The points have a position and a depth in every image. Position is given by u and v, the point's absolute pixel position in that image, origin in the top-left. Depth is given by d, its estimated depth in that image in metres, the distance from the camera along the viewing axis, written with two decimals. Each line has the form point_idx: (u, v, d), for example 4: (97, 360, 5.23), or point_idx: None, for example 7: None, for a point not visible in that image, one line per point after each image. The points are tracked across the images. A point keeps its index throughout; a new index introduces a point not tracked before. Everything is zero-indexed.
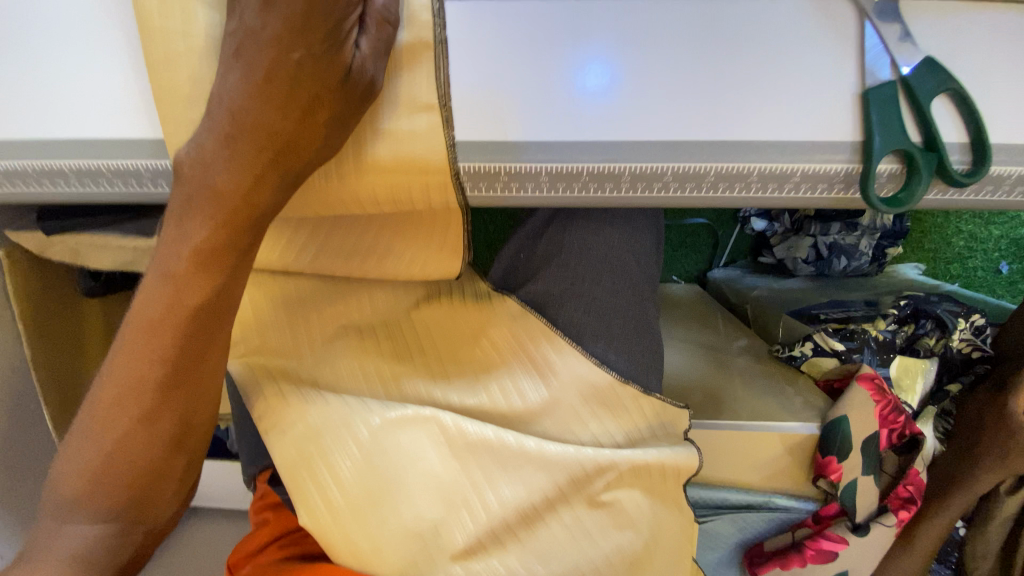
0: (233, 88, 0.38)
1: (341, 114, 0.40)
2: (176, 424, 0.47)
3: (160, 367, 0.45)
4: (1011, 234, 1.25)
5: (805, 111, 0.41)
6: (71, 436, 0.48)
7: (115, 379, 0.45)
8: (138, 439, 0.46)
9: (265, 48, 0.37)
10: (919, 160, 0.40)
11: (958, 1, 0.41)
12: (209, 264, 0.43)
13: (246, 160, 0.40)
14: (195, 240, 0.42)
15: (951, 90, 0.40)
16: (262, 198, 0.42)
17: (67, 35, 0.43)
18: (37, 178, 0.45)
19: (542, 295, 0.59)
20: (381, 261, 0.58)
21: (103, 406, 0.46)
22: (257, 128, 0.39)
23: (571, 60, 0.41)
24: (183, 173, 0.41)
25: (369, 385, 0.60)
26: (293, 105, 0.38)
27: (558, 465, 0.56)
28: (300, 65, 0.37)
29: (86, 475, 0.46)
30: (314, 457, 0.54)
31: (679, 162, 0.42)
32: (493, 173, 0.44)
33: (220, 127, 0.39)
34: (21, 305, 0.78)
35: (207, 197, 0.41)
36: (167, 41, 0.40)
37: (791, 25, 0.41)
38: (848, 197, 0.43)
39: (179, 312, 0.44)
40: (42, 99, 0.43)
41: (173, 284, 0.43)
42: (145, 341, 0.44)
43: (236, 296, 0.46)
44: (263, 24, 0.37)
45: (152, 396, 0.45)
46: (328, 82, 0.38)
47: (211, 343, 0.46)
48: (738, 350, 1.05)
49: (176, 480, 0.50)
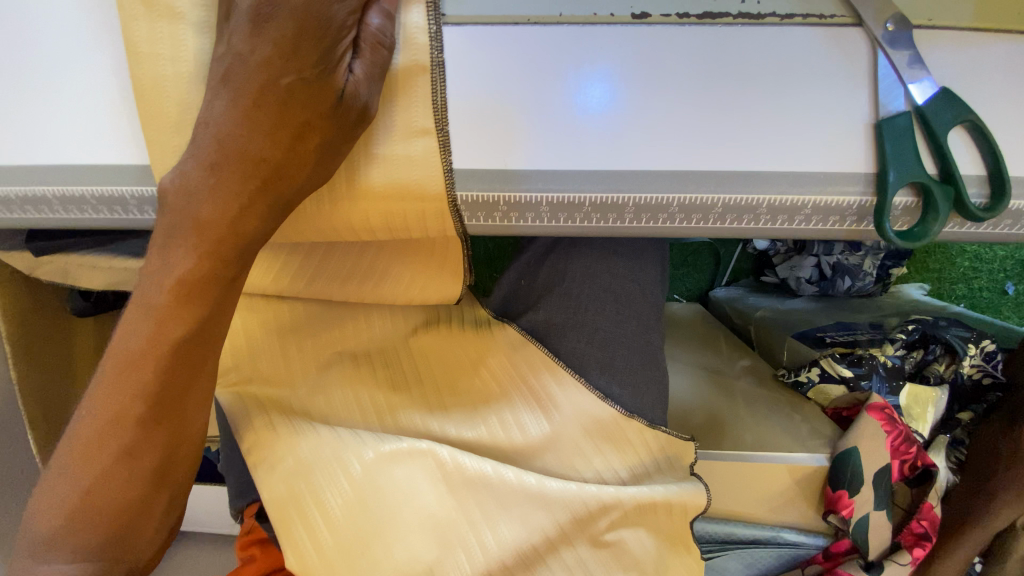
0: (221, 112, 0.37)
1: (333, 139, 0.38)
2: (157, 461, 0.45)
3: (139, 402, 0.43)
4: (1016, 254, 1.23)
5: (816, 140, 0.39)
6: (48, 473, 0.45)
7: (95, 413, 0.43)
8: (116, 477, 0.44)
9: (253, 73, 0.36)
10: (936, 195, 0.38)
11: (976, 25, 0.39)
12: (194, 295, 0.41)
13: (232, 188, 0.38)
14: (179, 271, 0.40)
15: (968, 121, 0.38)
16: (249, 226, 0.40)
17: (49, 57, 0.42)
18: (21, 205, 0.44)
19: (543, 324, 0.57)
20: (378, 285, 0.56)
21: (81, 443, 0.44)
22: (244, 154, 0.37)
23: (569, 86, 0.40)
24: (167, 201, 0.39)
25: (364, 416, 0.58)
26: (282, 130, 0.37)
27: (559, 504, 0.54)
28: (290, 89, 0.36)
29: (61, 515, 0.44)
30: (304, 494, 0.52)
31: (686, 193, 0.40)
32: (492, 203, 0.42)
33: (205, 154, 0.37)
34: (8, 322, 0.77)
35: (191, 226, 0.39)
36: (155, 65, 0.39)
37: (798, 51, 0.39)
38: (862, 230, 0.42)
39: (161, 344, 0.42)
40: (25, 124, 0.42)
41: (155, 315, 0.41)
42: (124, 375, 0.42)
43: (223, 326, 0.44)
44: (252, 49, 0.36)
45: (132, 432, 0.43)
46: (319, 107, 0.37)
47: (194, 376, 0.44)
48: (740, 370, 1.03)
49: (157, 519, 0.47)
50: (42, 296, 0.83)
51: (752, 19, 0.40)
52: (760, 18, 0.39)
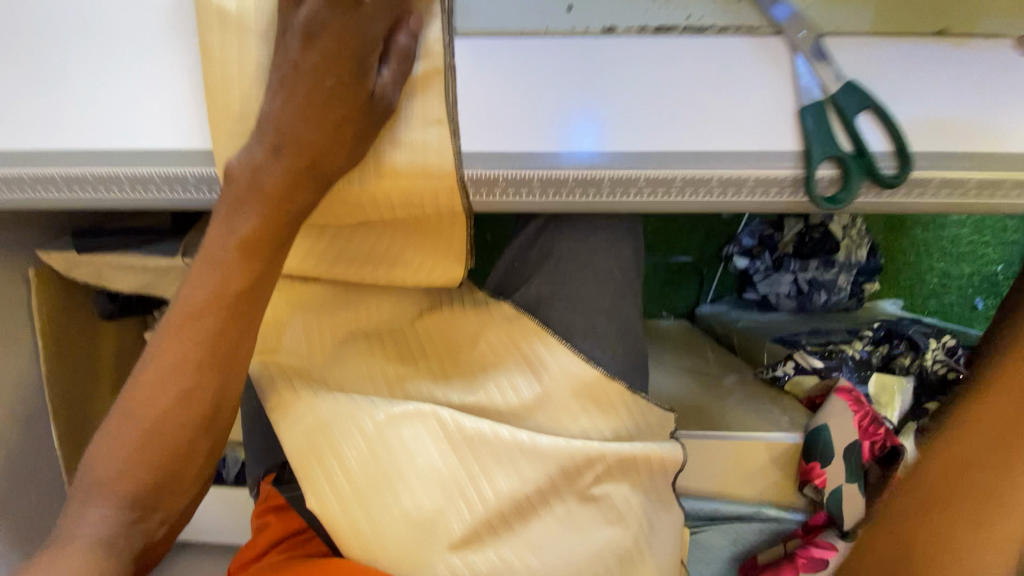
0: (279, 107, 0.47)
1: (366, 129, 0.48)
2: (208, 406, 0.51)
3: (199, 348, 0.50)
4: (983, 271, 1.32)
5: (756, 126, 0.49)
6: (108, 420, 0.51)
7: (160, 360, 0.50)
8: (173, 419, 0.50)
9: (305, 77, 0.46)
10: (851, 166, 0.48)
11: (876, 36, 0.50)
12: (251, 254, 0.50)
13: (289, 166, 0.47)
14: (241, 232, 0.49)
15: (872, 106, 0.48)
16: (300, 197, 0.49)
17: (132, 65, 0.51)
18: (94, 184, 0.52)
19: (535, 298, 0.65)
20: (392, 267, 0.64)
21: (145, 387, 0.50)
22: (298, 139, 0.47)
23: (559, 86, 0.49)
24: (233, 176, 0.48)
25: (374, 384, 0.66)
26: (326, 121, 0.46)
27: (549, 456, 0.59)
28: (333, 90, 0.46)
29: (122, 455, 0.50)
30: (323, 446, 0.59)
31: (650, 169, 0.49)
32: (493, 180, 0.51)
33: (268, 139, 0.47)
34: (43, 318, 0.84)
35: (255, 195, 0.48)
36: (224, 66, 0.49)
37: (736, 58, 0.49)
38: (798, 200, 0.50)
39: (224, 296, 0.50)
40: (107, 116, 0.51)
41: (221, 271, 0.49)
42: (187, 323, 0.50)
43: (269, 289, 0.52)
44: (306, 58, 0.45)
45: (191, 377, 0.50)
46: (356, 105, 0.47)
47: (246, 331, 0.52)
48: (732, 383, 1.04)
49: (199, 465, 0.53)
50: (75, 296, 0.90)
51: (697, 31, 0.49)
52: (703, 29, 0.49)
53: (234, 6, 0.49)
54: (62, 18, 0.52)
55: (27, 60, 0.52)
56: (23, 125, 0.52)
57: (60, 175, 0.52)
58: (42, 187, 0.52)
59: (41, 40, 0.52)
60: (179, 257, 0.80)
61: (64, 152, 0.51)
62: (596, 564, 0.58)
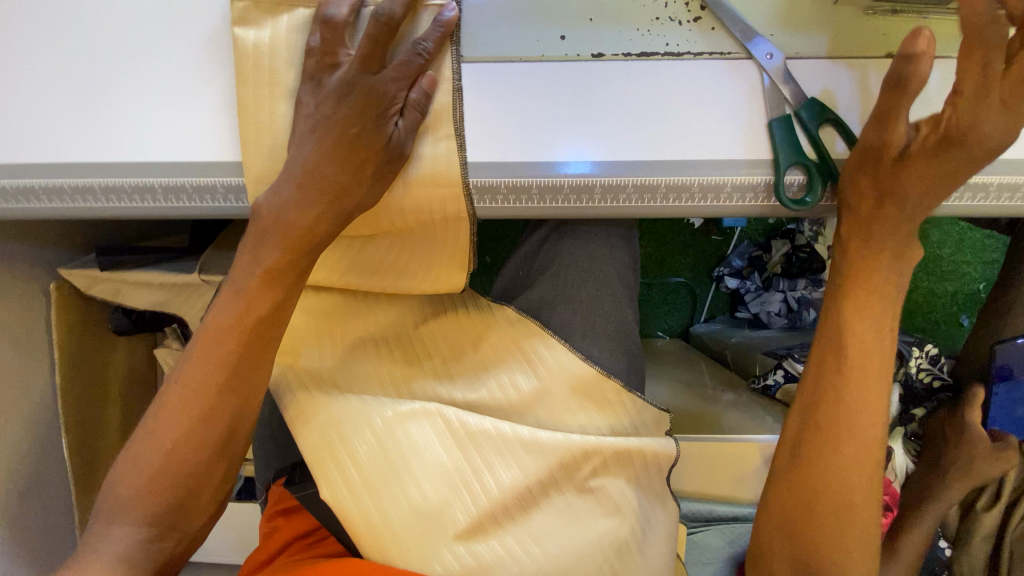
0: (308, 151, 0.53)
1: (382, 167, 0.54)
2: (225, 426, 0.57)
3: (220, 371, 0.56)
4: (965, 289, 1.33)
5: (730, 140, 0.54)
6: (131, 443, 0.56)
7: (183, 383, 0.56)
8: (194, 437, 0.55)
9: (332, 126, 0.53)
10: (816, 172, 0.53)
11: (835, 59, 0.55)
12: (273, 282, 0.56)
13: (312, 202, 0.54)
14: (266, 262, 0.55)
15: (831, 120, 0.54)
16: (320, 229, 0.55)
17: (165, 85, 0.56)
18: (129, 194, 0.57)
19: (537, 301, 0.70)
20: (400, 275, 0.68)
21: (169, 408, 0.56)
22: (322, 178, 0.54)
23: (555, 105, 0.55)
24: (260, 213, 0.55)
25: (382, 384, 0.69)
26: (349, 162, 0.53)
27: (549, 450, 0.63)
28: (357, 136, 0.53)
29: (147, 472, 0.54)
30: (335, 441, 0.62)
31: (637, 177, 0.55)
32: (495, 188, 0.56)
33: (296, 177, 0.54)
34: (60, 332, 0.88)
35: (280, 230, 0.55)
36: (256, 88, 0.55)
37: (711, 80, 0.55)
38: (771, 204, 0.56)
39: (244, 322, 0.56)
40: (143, 131, 0.56)
41: (243, 299, 0.56)
42: (211, 348, 0.56)
43: (288, 314, 0.59)
44: (334, 111, 0.53)
45: (211, 399, 0.56)
46: (375, 148, 0.53)
47: (262, 354, 0.58)
48: (725, 405, 1.02)
49: (216, 482, 0.58)
50: (91, 312, 0.93)
51: (675, 57, 0.55)
52: (679, 56, 0.55)
53: (269, 40, 0.55)
54: (99, 43, 0.57)
55: (65, 82, 0.57)
56: (64, 140, 0.56)
57: (99, 184, 0.56)
58: (81, 197, 0.57)
59: (80, 63, 0.57)
60: (195, 274, 0.84)
61: (104, 164, 0.56)
62: (595, 552, 0.61)
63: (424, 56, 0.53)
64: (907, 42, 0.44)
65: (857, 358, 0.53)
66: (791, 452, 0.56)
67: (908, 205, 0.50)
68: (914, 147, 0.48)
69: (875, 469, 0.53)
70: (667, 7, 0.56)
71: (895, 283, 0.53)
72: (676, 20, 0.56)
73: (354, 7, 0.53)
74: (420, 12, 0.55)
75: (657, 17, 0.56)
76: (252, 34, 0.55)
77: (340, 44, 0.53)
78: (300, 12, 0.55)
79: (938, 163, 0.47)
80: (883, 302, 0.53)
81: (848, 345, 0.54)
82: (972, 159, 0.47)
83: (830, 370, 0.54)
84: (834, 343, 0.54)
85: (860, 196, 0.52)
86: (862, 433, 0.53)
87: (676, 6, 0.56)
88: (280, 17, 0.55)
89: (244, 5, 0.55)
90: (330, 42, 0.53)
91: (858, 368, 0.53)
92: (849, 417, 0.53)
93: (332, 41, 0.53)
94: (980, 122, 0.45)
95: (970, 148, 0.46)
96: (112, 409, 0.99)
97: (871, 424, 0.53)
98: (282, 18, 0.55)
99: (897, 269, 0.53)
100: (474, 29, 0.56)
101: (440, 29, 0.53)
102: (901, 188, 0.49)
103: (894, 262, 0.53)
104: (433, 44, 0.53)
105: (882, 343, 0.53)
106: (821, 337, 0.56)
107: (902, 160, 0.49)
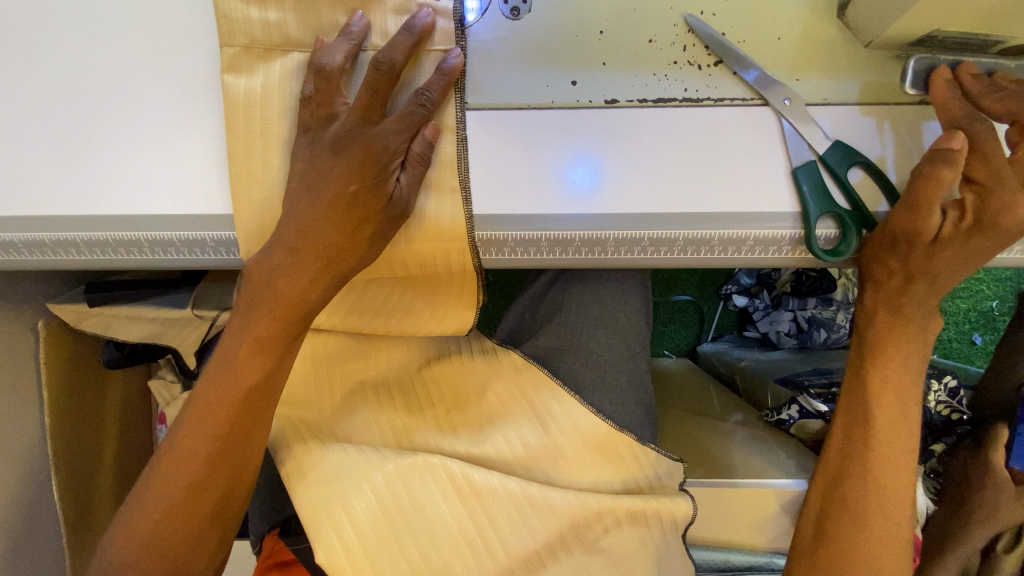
0: (301, 210, 0.50)
1: (382, 229, 0.51)
2: (218, 496, 0.54)
3: (213, 443, 0.53)
4: (979, 306, 1.26)
5: (753, 192, 0.51)
6: (123, 511, 0.54)
7: (173, 452, 0.53)
8: (183, 511, 0.52)
9: (329, 187, 0.49)
10: (849, 221, 0.50)
11: (863, 102, 0.52)
12: (264, 351, 0.53)
13: (304, 264, 0.51)
14: (256, 330, 0.53)
15: (859, 162, 0.51)
16: (314, 295, 0.53)
17: (149, 131, 0.53)
18: (114, 247, 0.54)
19: (545, 349, 0.69)
20: (403, 318, 0.65)
21: (158, 478, 0.53)
22: (317, 243, 0.50)
23: (564, 156, 0.52)
24: (251, 278, 0.52)
25: (383, 434, 0.65)
26: (346, 224, 0.50)
27: (561, 511, 0.60)
28: (354, 194, 0.49)
29: (137, 547, 0.51)
30: (331, 500, 0.58)
31: (654, 230, 0.51)
32: (501, 241, 0.53)
33: (289, 242, 0.50)
34: (51, 372, 0.84)
35: (270, 297, 0.52)
36: (247, 137, 0.52)
37: (729, 128, 0.52)
38: (800, 255, 0.53)
39: (234, 392, 0.53)
40: (127, 182, 0.53)
41: (233, 366, 0.53)
42: (202, 416, 0.53)
43: (282, 378, 0.56)
44: (329, 166, 0.49)
45: (201, 469, 0.52)
46: (374, 207, 0.50)
47: (255, 423, 0.55)
48: (734, 424, 0.96)
49: (211, 550, 0.55)
50: (83, 348, 0.90)
51: (694, 103, 0.52)
52: (699, 102, 0.52)
53: (262, 87, 0.52)
54: (85, 85, 0.53)
55: (50, 129, 0.53)
56: (48, 189, 0.53)
57: (82, 237, 0.53)
58: (64, 250, 0.54)
59: (64, 109, 0.53)
60: (189, 308, 0.80)
61: (87, 217, 0.53)
62: None
63: (427, 107, 0.49)
64: (943, 141, 0.46)
65: (874, 432, 0.57)
66: (823, 518, 0.60)
67: (931, 283, 0.50)
68: (948, 234, 0.48)
69: (895, 542, 0.57)
70: (684, 50, 0.53)
71: (912, 357, 0.56)
72: (695, 64, 0.53)
73: (349, 54, 0.50)
74: (422, 58, 0.51)
75: (675, 61, 0.53)
76: (244, 82, 0.52)
77: (334, 93, 0.50)
78: (295, 56, 0.52)
79: (969, 247, 0.48)
80: (902, 381, 0.56)
81: (867, 420, 0.57)
82: (990, 249, 0.47)
83: (853, 445, 0.58)
84: (853, 420, 0.58)
85: (891, 272, 0.52)
86: (883, 508, 0.57)
87: (695, 48, 0.53)
88: (273, 62, 0.52)
89: (234, 51, 0.52)
90: (324, 93, 0.49)
91: (881, 446, 0.57)
92: (871, 487, 0.57)
93: (326, 91, 0.49)
94: (1008, 220, 0.45)
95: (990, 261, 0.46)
96: (107, 443, 0.96)
97: (890, 495, 0.57)
98: (275, 63, 0.52)
99: (913, 351, 0.55)
100: (480, 76, 0.53)
101: (443, 78, 0.49)
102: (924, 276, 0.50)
103: (909, 341, 0.55)
104: (436, 94, 0.49)
105: (896, 419, 0.57)
106: (847, 410, 0.59)
107: (936, 244, 0.48)
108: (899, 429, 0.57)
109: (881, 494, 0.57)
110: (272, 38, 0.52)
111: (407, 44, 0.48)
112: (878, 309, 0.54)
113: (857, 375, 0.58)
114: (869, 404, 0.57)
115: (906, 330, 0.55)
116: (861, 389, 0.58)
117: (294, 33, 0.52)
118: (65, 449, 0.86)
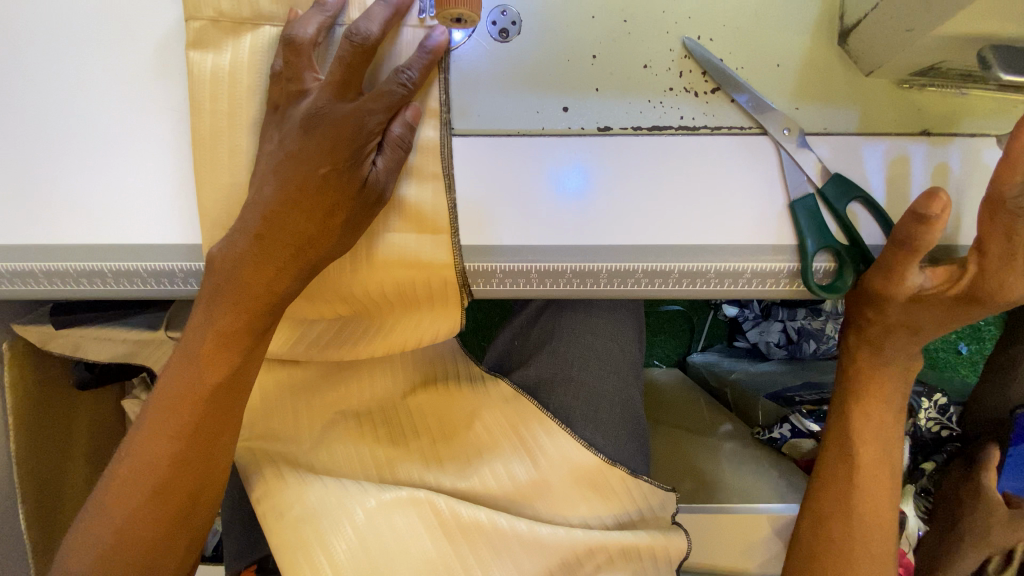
0: (268, 196, 0.46)
1: (353, 217, 0.47)
2: (184, 498, 0.51)
3: (175, 443, 0.49)
4: None
5: (747, 217, 0.49)
6: (82, 516, 0.50)
7: (134, 454, 0.49)
8: (148, 514, 0.49)
9: (298, 167, 0.46)
10: (846, 257, 0.48)
11: (864, 130, 0.50)
12: (229, 345, 0.50)
13: (273, 251, 0.47)
14: (219, 325, 0.49)
15: (859, 197, 0.49)
16: (282, 285, 0.48)
17: (113, 150, 0.50)
18: (75, 278, 0.50)
19: (534, 379, 0.67)
20: (387, 333, 0.60)
21: (118, 481, 0.49)
22: (284, 229, 0.46)
23: (556, 173, 0.49)
24: (214, 265, 0.48)
25: (364, 470, 0.63)
26: (316, 209, 0.46)
27: (550, 548, 0.58)
28: (325, 176, 0.46)
29: (97, 555, 0.48)
30: (312, 541, 0.55)
31: (648, 262, 0.49)
32: (489, 272, 0.50)
33: (252, 228, 0.47)
34: (15, 396, 0.79)
35: (234, 287, 0.48)
36: (213, 118, 0.49)
37: (722, 153, 0.50)
38: (798, 288, 0.51)
39: (198, 391, 0.50)
40: (88, 206, 0.49)
41: (198, 361, 0.49)
42: (164, 417, 0.49)
43: (247, 376, 0.52)
44: (299, 146, 0.46)
45: (164, 471, 0.49)
46: (346, 192, 0.46)
47: (222, 424, 0.52)
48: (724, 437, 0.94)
49: (180, 555, 0.52)
50: (52, 369, 0.85)
51: (690, 131, 0.50)
52: (696, 130, 0.50)
53: (230, 65, 0.49)
54: (46, 97, 0.50)
55: (6, 144, 0.50)
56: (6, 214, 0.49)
57: (41, 268, 0.50)
58: (20, 280, 0.50)
59: (24, 125, 0.50)
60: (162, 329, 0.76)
61: (46, 247, 0.49)
62: None
63: (408, 86, 0.46)
64: (922, 204, 0.41)
65: (867, 466, 0.56)
66: (808, 558, 0.58)
67: (930, 323, 0.49)
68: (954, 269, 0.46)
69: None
70: (680, 76, 0.51)
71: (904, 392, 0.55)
72: (692, 91, 0.51)
73: (322, 27, 0.47)
74: (400, 33, 0.49)
75: (670, 88, 0.51)
76: (211, 59, 0.49)
77: (305, 68, 0.46)
78: (266, 31, 0.49)
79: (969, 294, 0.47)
80: (891, 414, 0.56)
81: (860, 454, 0.56)
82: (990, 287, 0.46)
83: (843, 481, 0.57)
84: (849, 456, 0.57)
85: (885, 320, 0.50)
86: (877, 548, 0.55)
87: (691, 75, 0.51)
88: (243, 37, 0.49)
89: (201, 25, 0.49)
90: (294, 66, 0.46)
91: (874, 479, 0.56)
92: (863, 527, 0.56)
93: (295, 64, 0.46)
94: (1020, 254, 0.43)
95: (992, 302, 0.45)
96: (78, 466, 0.91)
97: (883, 535, 0.56)
98: (244, 38, 0.49)
99: (904, 383, 0.55)
100: (466, 86, 0.50)
101: (426, 56, 0.46)
102: (925, 310, 0.48)
103: (901, 373, 0.54)
104: (417, 73, 0.46)
105: (889, 453, 0.56)
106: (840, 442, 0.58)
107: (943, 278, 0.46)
108: (891, 460, 0.57)
109: (874, 535, 0.56)
110: (241, 11, 0.49)
111: (384, 15, 0.46)
112: (873, 342, 0.53)
113: (852, 408, 0.56)
114: (861, 437, 0.56)
115: (902, 363, 0.53)
116: (857, 423, 0.56)
117: (264, 6, 0.49)
118: (32, 476, 0.82)
